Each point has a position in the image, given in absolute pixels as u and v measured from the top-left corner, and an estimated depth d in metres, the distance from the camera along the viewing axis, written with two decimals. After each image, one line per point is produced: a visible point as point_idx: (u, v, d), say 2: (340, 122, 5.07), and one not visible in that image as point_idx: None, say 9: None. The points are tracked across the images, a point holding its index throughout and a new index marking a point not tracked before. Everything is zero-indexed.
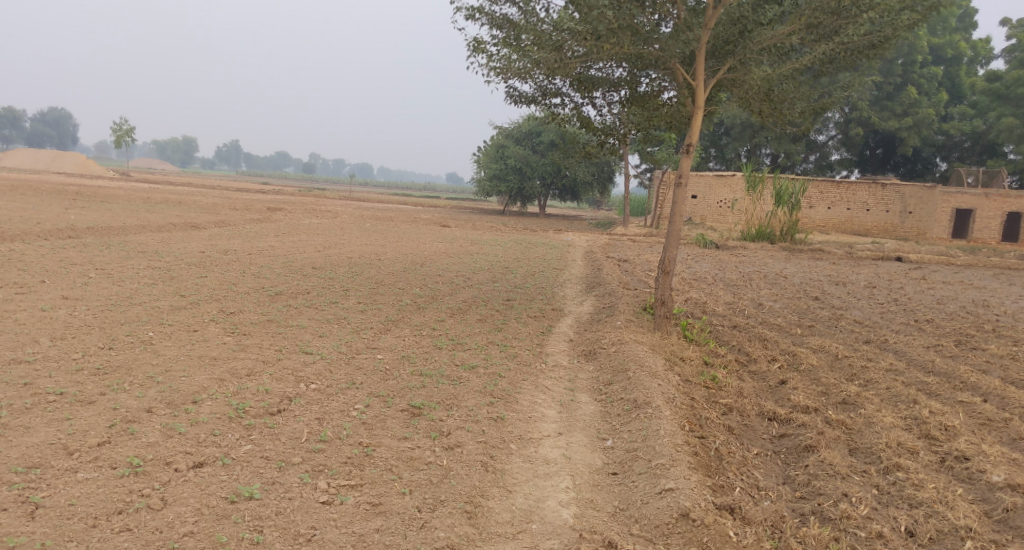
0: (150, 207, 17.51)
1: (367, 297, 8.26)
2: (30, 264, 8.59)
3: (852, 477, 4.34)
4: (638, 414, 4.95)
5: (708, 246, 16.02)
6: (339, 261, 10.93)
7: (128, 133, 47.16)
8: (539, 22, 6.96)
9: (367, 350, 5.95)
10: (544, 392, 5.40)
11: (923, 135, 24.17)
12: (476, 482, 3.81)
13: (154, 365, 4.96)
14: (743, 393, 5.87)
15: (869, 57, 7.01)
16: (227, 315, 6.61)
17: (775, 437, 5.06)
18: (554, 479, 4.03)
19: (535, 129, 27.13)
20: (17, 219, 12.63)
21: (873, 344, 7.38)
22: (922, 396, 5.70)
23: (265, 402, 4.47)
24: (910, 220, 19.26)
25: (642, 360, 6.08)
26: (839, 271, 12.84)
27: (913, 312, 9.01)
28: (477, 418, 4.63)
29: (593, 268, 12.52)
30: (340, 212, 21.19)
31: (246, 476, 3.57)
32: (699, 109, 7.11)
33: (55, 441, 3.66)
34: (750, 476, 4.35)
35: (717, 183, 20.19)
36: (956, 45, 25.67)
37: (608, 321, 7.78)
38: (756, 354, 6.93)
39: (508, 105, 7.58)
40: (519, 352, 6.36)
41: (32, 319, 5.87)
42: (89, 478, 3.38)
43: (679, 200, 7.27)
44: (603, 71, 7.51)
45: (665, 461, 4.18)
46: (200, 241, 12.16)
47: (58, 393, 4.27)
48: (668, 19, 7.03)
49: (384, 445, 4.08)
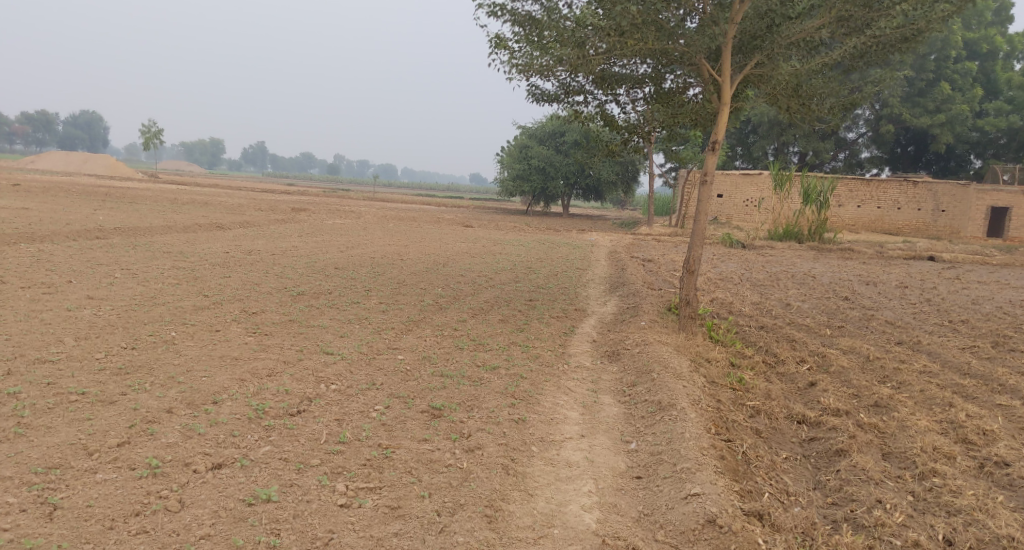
0: (177, 208, 17.75)
1: (389, 297, 8.24)
2: (58, 264, 8.73)
3: (886, 483, 4.18)
4: (662, 417, 4.84)
5: (734, 245, 15.77)
6: (362, 262, 10.95)
7: (156, 135, 48.09)
8: (562, 19, 6.88)
9: (388, 350, 5.92)
10: (566, 394, 5.30)
11: (957, 131, 23.56)
12: (496, 486, 3.74)
13: (176, 364, 4.97)
14: (772, 395, 5.71)
15: (902, 51, 6.76)
16: (250, 315, 6.63)
17: (805, 441, 4.90)
18: (577, 482, 3.94)
19: (558, 129, 27.02)
20: (48, 220, 12.88)
21: (905, 345, 7.15)
22: (958, 400, 5.49)
23: (285, 403, 4.44)
24: (942, 219, 18.77)
25: (667, 360, 5.96)
26: (870, 271, 12.51)
27: (946, 313, 8.74)
28: (498, 420, 4.56)
29: (616, 268, 12.39)
30: (363, 213, 21.30)
31: (264, 478, 3.54)
32: (725, 106, 6.95)
33: (75, 441, 3.67)
34: (780, 481, 4.21)
35: (743, 182, 19.90)
36: (992, 40, 25.05)
37: (632, 322, 7.67)
38: (784, 355, 6.76)
39: (530, 103, 7.51)
40: (541, 353, 6.28)
41: (58, 319, 5.94)
42: (108, 479, 3.38)
43: (704, 198, 7.11)
44: (627, 68, 7.39)
45: (690, 465, 4.06)
46: (224, 241, 12.28)
47: (80, 392, 4.29)
48: (694, 14, 6.88)
49: (404, 446, 4.03)
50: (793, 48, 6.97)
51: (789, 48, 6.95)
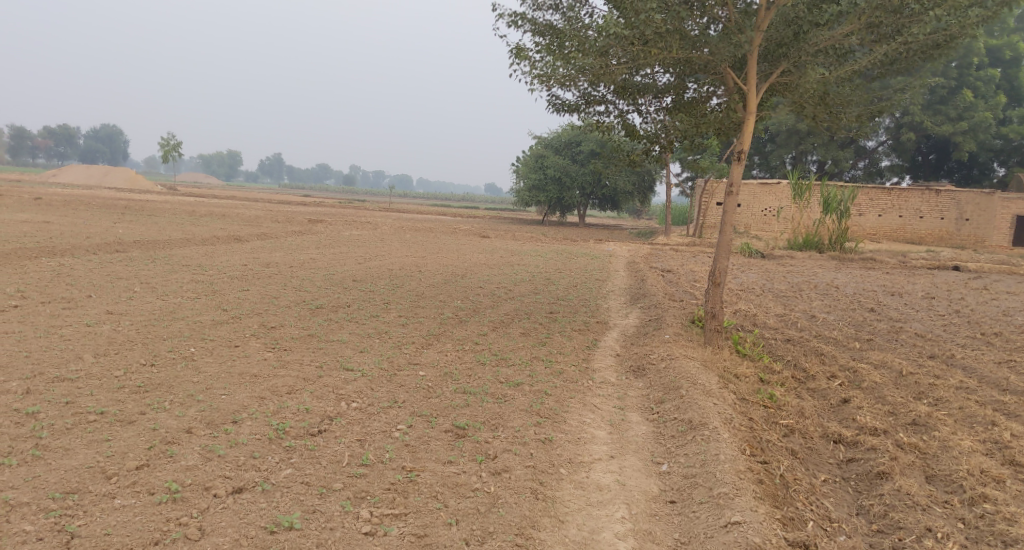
0: (195, 220, 17.83)
1: (408, 310, 8.13)
2: (79, 278, 8.74)
3: (934, 509, 3.98)
4: (694, 436, 4.67)
5: (753, 255, 15.53)
6: (380, 274, 10.88)
7: (175, 147, 48.65)
8: (583, 28, 6.76)
9: (409, 366, 5.79)
10: (592, 411, 5.15)
11: (980, 139, 23.15)
12: (526, 512, 3.59)
13: (195, 383, 4.88)
14: (805, 413, 5.50)
15: (933, 57, 6.54)
16: (269, 330, 6.55)
17: (844, 462, 4.70)
18: (609, 508, 3.79)
19: (574, 138, 26.88)
20: (68, 234, 12.96)
21: (938, 359, 6.91)
22: (1001, 418, 5.25)
23: (306, 422, 4.33)
24: (966, 227, 18.30)
25: (695, 377, 5.77)
26: (895, 281, 12.20)
27: (978, 325, 8.46)
28: (524, 440, 4.41)
29: (636, 278, 12.21)
30: (380, 224, 21.28)
31: (286, 503, 3.42)
32: (751, 115, 6.78)
33: (94, 465, 3.57)
34: (821, 506, 4.04)
35: (761, 191, 19.64)
36: (1016, 47, 24.63)
37: (656, 335, 7.49)
38: (814, 371, 6.53)
39: (551, 113, 7.40)
40: (565, 369, 6.11)
41: (78, 335, 5.91)
42: (126, 505, 3.28)
43: (730, 208, 6.93)
44: (649, 78, 7.26)
45: (728, 490, 3.89)
46: (242, 254, 12.27)
47: (99, 412, 4.21)
48: (718, 22, 6.74)
49: (429, 469, 3.90)
50: (821, 55, 6.76)
51: (816, 55, 6.74)
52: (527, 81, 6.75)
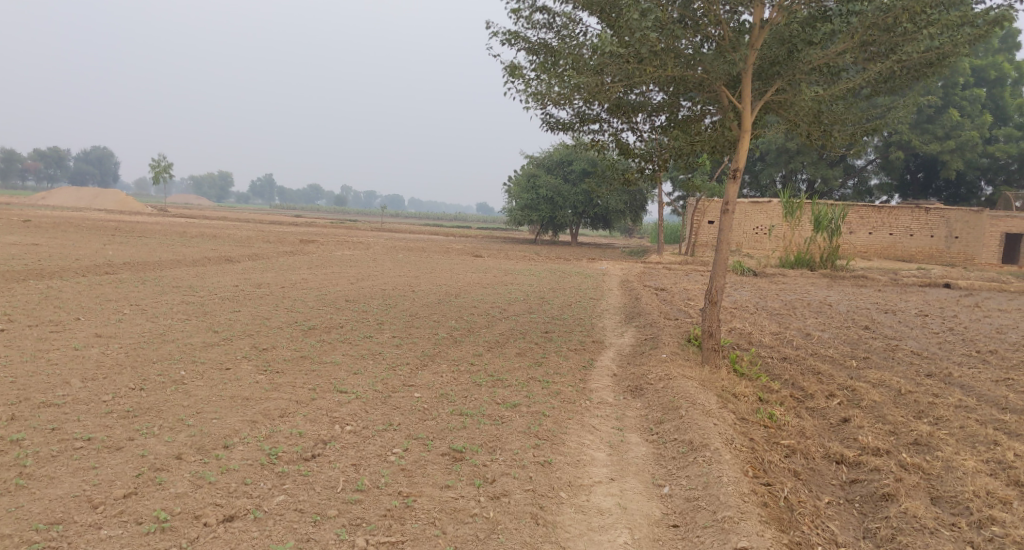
0: (186, 241, 17.70)
1: (402, 331, 8.04)
2: (67, 301, 8.60)
3: (942, 532, 3.92)
4: (695, 458, 4.58)
5: (746, 273, 15.54)
6: (373, 294, 10.79)
7: (167, 169, 48.50)
8: (578, 47, 6.77)
9: (404, 388, 5.68)
10: (591, 432, 5.06)
11: (968, 158, 23.37)
12: (526, 538, 3.50)
13: (185, 407, 4.77)
14: (806, 433, 5.43)
15: (926, 76, 6.60)
16: (260, 352, 6.45)
17: (847, 483, 4.62)
18: (611, 533, 3.69)
19: (566, 158, 27.02)
20: (56, 256, 12.81)
21: (935, 377, 6.86)
22: (1003, 437, 5.19)
23: (299, 446, 4.23)
24: (956, 245, 18.49)
25: (694, 397, 5.69)
26: (888, 299, 12.21)
27: (972, 343, 8.44)
28: (523, 463, 4.32)
29: (630, 297, 12.18)
30: (372, 244, 21.21)
31: (280, 532, 3.31)
32: (745, 133, 6.79)
33: (79, 494, 3.45)
34: (826, 530, 3.97)
35: (752, 209, 19.70)
36: (1000, 66, 25.00)
37: (652, 354, 7.42)
38: (813, 390, 6.47)
39: (545, 131, 7.40)
40: (562, 390, 6.01)
41: (65, 359, 5.79)
42: (112, 536, 3.16)
43: (726, 226, 6.91)
44: (643, 96, 7.28)
45: (733, 513, 3.81)
46: (233, 275, 12.16)
47: (86, 438, 4.09)
48: (711, 40, 6.79)
49: (426, 494, 3.79)
50: (815, 73, 6.81)
51: (810, 73, 6.80)
52: (522, 99, 6.73)
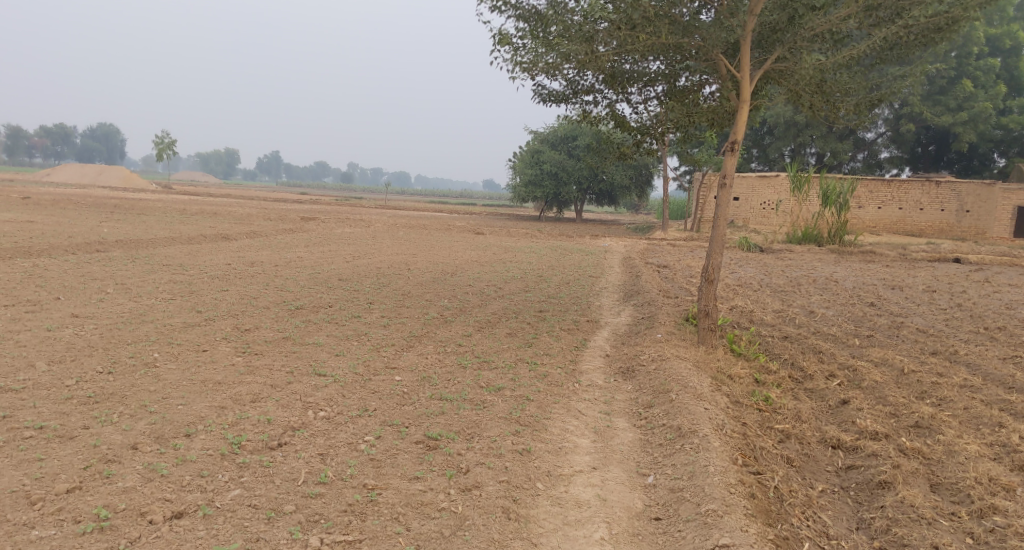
0: (184, 219, 17.54)
1: (391, 311, 7.80)
2: (51, 280, 8.43)
3: (940, 522, 3.71)
4: (683, 445, 4.36)
5: (752, 249, 15.17)
6: (368, 272, 10.60)
7: (170, 145, 48.26)
8: (568, 12, 6.38)
9: (386, 371, 5.47)
10: (575, 417, 4.85)
11: (980, 129, 22.73)
12: (494, 535, 3.30)
13: (151, 391, 4.58)
14: (802, 416, 5.19)
15: (934, 42, 6.22)
16: (241, 333, 6.26)
17: (842, 470, 4.41)
18: (587, 528, 3.49)
19: (570, 133, 26.56)
20: (51, 233, 12.68)
21: (940, 356, 6.60)
22: (1009, 419, 4.92)
23: (264, 435, 4.02)
24: (967, 219, 18.04)
25: (686, 380, 5.44)
26: (895, 274, 11.87)
27: (981, 319, 8.14)
28: (499, 452, 4.10)
29: (630, 275, 11.90)
30: (373, 221, 20.94)
31: (228, 531, 3.11)
32: (744, 104, 6.43)
33: (18, 489, 3.27)
34: (817, 521, 3.78)
35: (760, 184, 19.26)
36: (1015, 35, 24.21)
37: (647, 334, 7.16)
38: (812, 370, 6.23)
39: (536, 103, 7.10)
40: (550, 372, 5.78)
41: (35, 340, 5.60)
42: (44, 537, 2.97)
43: (724, 201, 6.57)
44: (638, 65, 6.92)
45: (716, 506, 3.61)
46: (228, 252, 11.96)
47: (37, 427, 3.91)
48: (710, 6, 6.42)
49: (392, 487, 3.60)
50: (817, 40, 6.46)
51: (813, 40, 6.44)
52: (509, 69, 6.40)
